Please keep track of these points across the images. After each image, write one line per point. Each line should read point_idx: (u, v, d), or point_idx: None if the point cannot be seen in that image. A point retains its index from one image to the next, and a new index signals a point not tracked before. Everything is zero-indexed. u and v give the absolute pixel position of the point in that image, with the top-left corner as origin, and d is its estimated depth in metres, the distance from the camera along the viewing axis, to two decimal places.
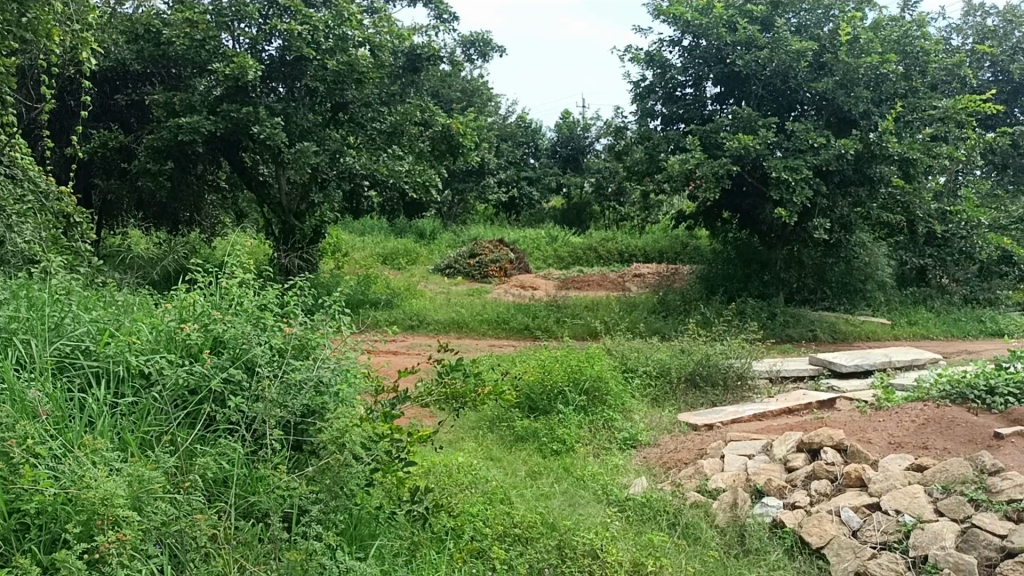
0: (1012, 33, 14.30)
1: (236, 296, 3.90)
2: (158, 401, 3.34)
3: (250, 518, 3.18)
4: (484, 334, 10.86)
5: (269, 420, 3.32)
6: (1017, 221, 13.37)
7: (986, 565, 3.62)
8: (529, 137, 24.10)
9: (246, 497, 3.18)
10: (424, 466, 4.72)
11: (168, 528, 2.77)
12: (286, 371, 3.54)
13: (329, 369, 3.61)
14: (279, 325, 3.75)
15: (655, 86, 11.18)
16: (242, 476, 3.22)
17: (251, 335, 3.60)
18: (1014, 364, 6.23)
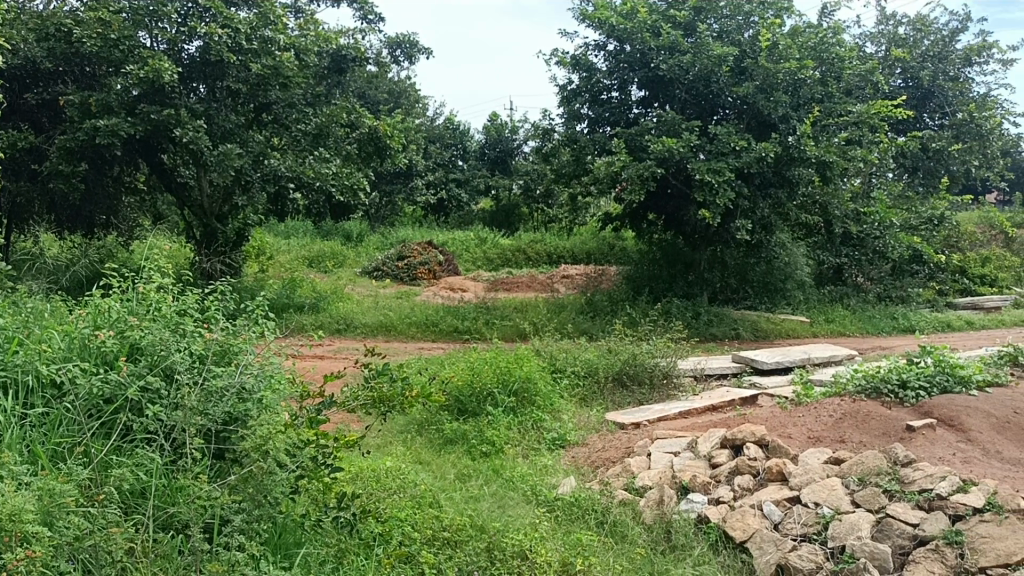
0: (921, 41, 14.88)
1: (153, 302, 3.81)
2: (71, 411, 3.27)
3: (169, 530, 3.07)
4: (413, 337, 10.83)
5: (189, 429, 3.22)
6: (926, 221, 13.98)
7: (899, 553, 3.76)
8: (457, 139, 24.08)
9: (166, 508, 3.09)
10: (351, 471, 4.69)
11: (82, 544, 2.69)
12: (208, 378, 3.43)
13: (252, 375, 3.52)
14: (199, 330, 3.65)
15: (581, 89, 11.30)
16: (161, 487, 3.13)
17: (170, 342, 3.50)
18: (923, 359, 6.52)
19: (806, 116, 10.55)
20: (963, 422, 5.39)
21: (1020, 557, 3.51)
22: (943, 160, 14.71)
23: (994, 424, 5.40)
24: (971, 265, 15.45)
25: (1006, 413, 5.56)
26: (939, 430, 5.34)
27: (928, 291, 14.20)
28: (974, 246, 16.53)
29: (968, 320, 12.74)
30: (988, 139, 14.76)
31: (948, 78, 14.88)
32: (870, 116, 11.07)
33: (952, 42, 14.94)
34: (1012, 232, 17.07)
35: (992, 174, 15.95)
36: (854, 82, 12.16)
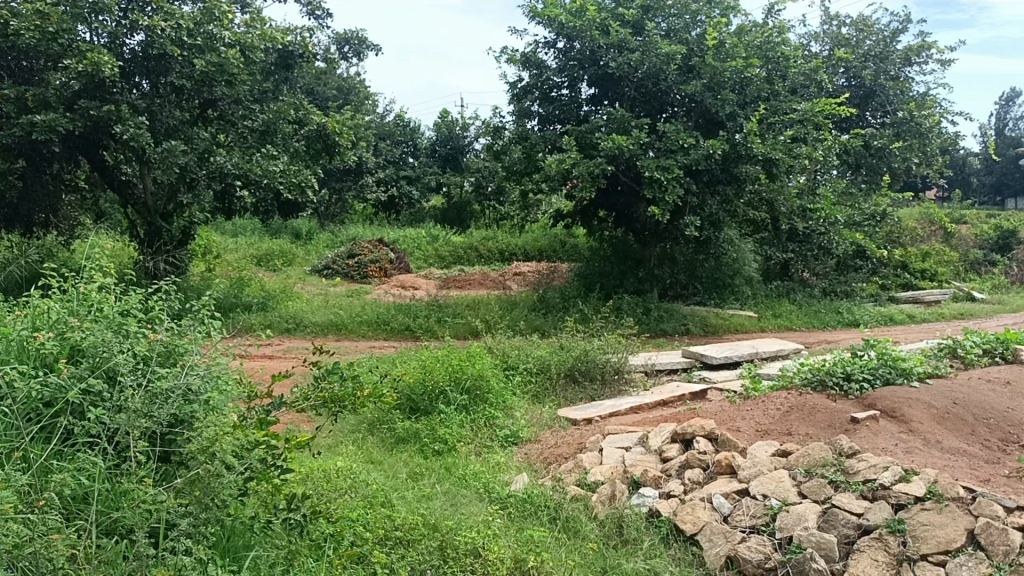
0: (864, 41, 15.16)
1: (95, 303, 3.70)
2: (8, 415, 3.14)
3: (113, 535, 3.00)
4: (364, 336, 10.74)
5: (133, 432, 3.14)
6: (868, 217, 14.75)
7: (844, 543, 3.81)
8: (408, 136, 23.92)
9: (109, 513, 3.01)
10: (302, 472, 4.63)
11: (21, 551, 2.58)
12: (152, 380, 3.35)
13: (198, 376, 3.43)
14: (142, 331, 3.55)
15: (532, 87, 11.30)
16: (104, 491, 3.06)
17: (113, 343, 3.39)
18: (867, 352, 6.66)
19: (753, 114, 10.70)
20: (905, 413, 5.51)
21: (958, 543, 3.61)
22: (886, 158, 15.00)
23: (934, 415, 5.55)
24: (913, 260, 15.80)
25: (946, 404, 5.72)
26: (882, 421, 5.46)
27: (871, 285, 14.53)
28: (916, 241, 16.93)
29: (909, 314, 13.06)
30: (928, 137, 15.10)
31: (889, 77, 15.15)
32: (814, 114, 11.27)
33: (893, 42, 15.21)
34: (951, 227, 17.51)
35: (933, 172, 16.31)
36: (800, 81, 12.37)
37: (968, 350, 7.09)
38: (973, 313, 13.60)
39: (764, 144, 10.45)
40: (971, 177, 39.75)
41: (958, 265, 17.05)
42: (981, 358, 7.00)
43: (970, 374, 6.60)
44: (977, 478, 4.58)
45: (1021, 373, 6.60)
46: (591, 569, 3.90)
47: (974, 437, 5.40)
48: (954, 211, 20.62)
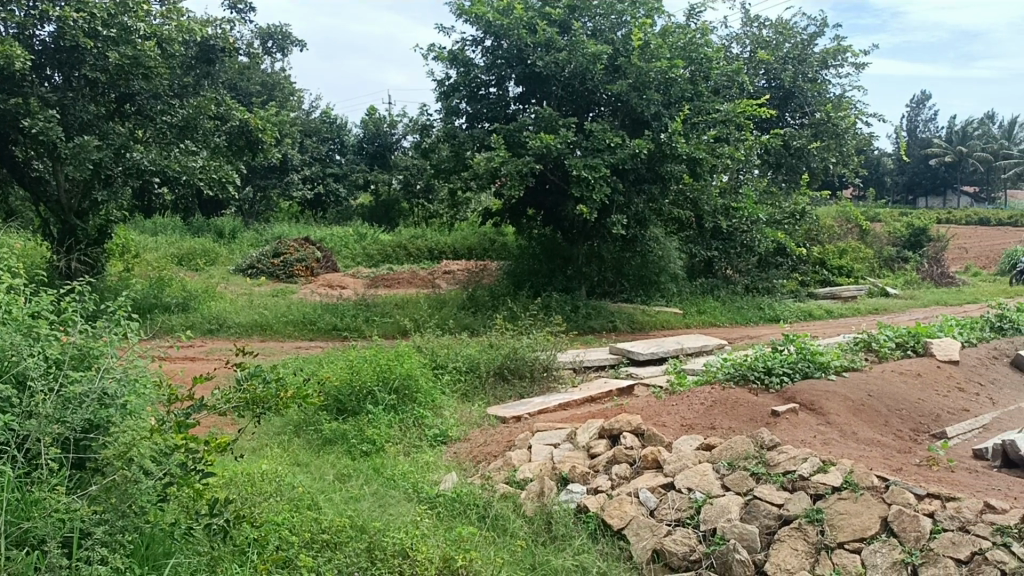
0: (783, 44, 15.49)
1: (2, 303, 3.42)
2: None
3: (24, 547, 2.80)
4: (290, 336, 10.57)
5: (45, 439, 2.98)
6: (789, 216, 15.12)
7: (766, 533, 3.90)
8: (335, 134, 23.17)
9: (19, 524, 2.80)
10: (224, 476, 4.52)
11: None
12: (64, 385, 3.18)
13: (114, 379, 3.29)
14: (54, 334, 3.37)
15: (459, 84, 11.20)
16: (13, 502, 2.84)
17: (22, 346, 3.19)
18: (787, 346, 6.85)
19: (677, 114, 10.86)
20: (823, 406, 5.69)
21: (873, 531, 3.70)
22: (804, 158, 15.46)
23: (850, 407, 5.75)
24: (830, 257, 16.23)
25: (861, 396, 5.94)
26: (801, 414, 5.61)
27: (791, 282, 14.93)
28: (834, 239, 17.40)
29: (828, 309, 13.47)
30: (844, 137, 15.58)
31: (807, 79, 15.54)
32: (736, 115, 11.50)
33: (811, 45, 15.59)
34: (866, 225, 18.09)
35: (849, 171, 16.80)
36: (723, 82, 12.60)
37: (882, 344, 7.33)
38: (888, 308, 14.08)
39: (688, 143, 10.65)
40: (885, 176, 41.10)
41: (872, 261, 17.63)
42: (894, 352, 7.24)
43: (884, 366, 6.84)
44: (890, 467, 4.74)
45: (931, 366, 6.88)
46: (520, 566, 3.91)
47: (887, 428, 5.65)
48: (869, 209, 21.28)
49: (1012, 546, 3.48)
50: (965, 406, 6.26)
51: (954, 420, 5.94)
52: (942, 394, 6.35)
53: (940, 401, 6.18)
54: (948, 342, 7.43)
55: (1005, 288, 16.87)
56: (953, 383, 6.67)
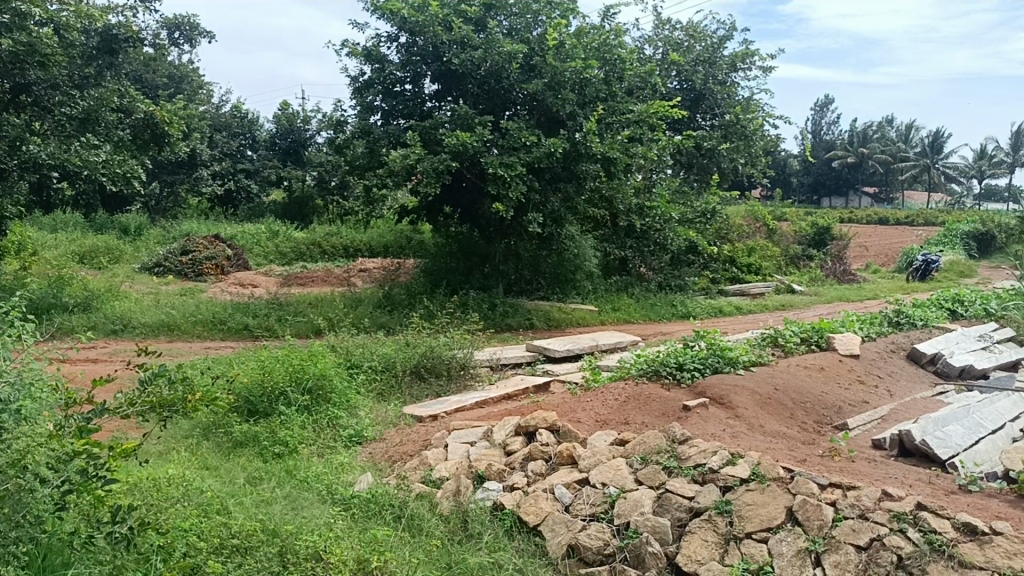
0: (694, 46, 15.83)
1: None
2: None
3: None
4: (198, 336, 10.28)
5: None
6: (700, 215, 15.46)
7: (677, 526, 3.95)
8: (245, 128, 22.65)
9: None
10: (129, 482, 4.37)
11: None
12: None
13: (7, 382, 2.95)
14: None
15: (374, 81, 11.07)
16: None
17: None
18: (697, 342, 7.03)
19: (592, 114, 10.97)
20: (732, 400, 5.83)
21: (778, 520, 3.78)
22: (714, 158, 15.85)
23: (757, 400, 5.91)
24: (740, 255, 16.64)
25: (768, 390, 6.11)
26: (711, 408, 5.74)
27: (702, 279, 15.30)
28: (744, 237, 17.86)
29: (737, 306, 13.84)
30: (752, 139, 16.02)
31: (717, 82, 15.92)
32: (649, 116, 11.70)
33: (720, 48, 15.95)
34: (773, 224, 18.63)
35: (757, 172, 17.27)
36: (636, 83, 12.80)
37: (787, 339, 7.55)
38: (793, 304, 14.57)
39: (602, 143, 10.81)
40: (792, 176, 42.39)
41: (779, 259, 18.16)
42: (799, 347, 7.48)
43: (790, 361, 7.07)
44: (795, 458, 4.89)
45: (833, 360, 7.15)
46: (436, 565, 3.89)
47: (792, 421, 5.84)
48: (776, 208, 21.92)
49: (907, 531, 3.57)
50: (865, 398, 6.51)
51: (855, 412, 6.18)
52: (843, 387, 6.59)
53: (842, 394, 6.42)
54: (849, 337, 7.71)
55: (902, 285, 17.63)
56: (854, 377, 6.94)
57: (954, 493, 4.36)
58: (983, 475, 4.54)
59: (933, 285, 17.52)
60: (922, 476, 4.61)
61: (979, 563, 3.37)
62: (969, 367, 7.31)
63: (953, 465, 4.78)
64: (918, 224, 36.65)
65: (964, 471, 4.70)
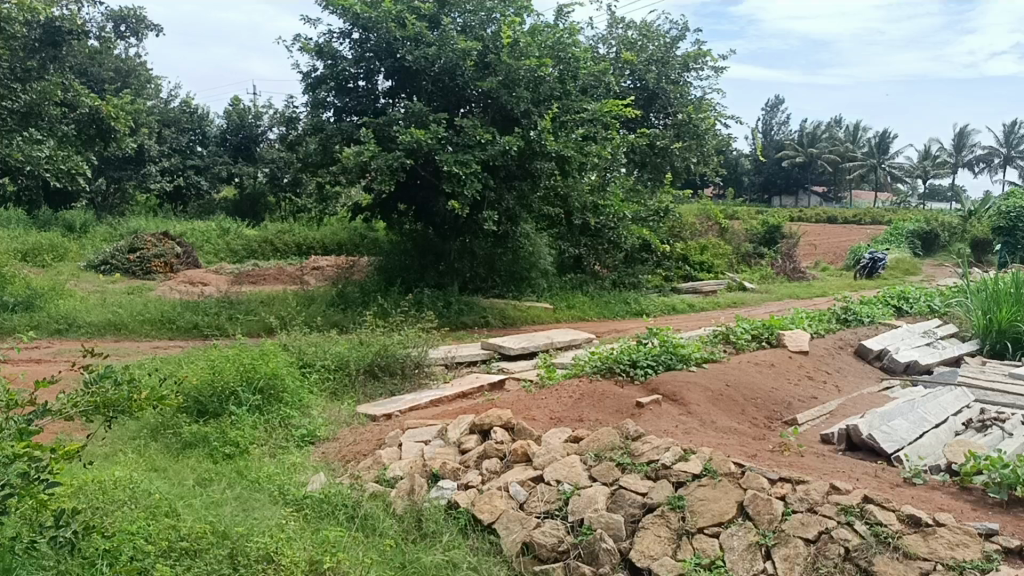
0: (647, 46, 15.92)
1: None
2: None
3: None
4: (146, 335, 10.07)
5: None
6: (653, 213, 15.58)
7: (631, 521, 3.96)
8: (195, 123, 22.11)
9: None
10: (72, 485, 4.25)
11: None
12: None
13: None
14: None
15: (327, 77, 10.95)
16: None
17: None
18: (651, 339, 7.08)
19: (546, 112, 10.97)
20: (684, 396, 5.88)
21: (730, 515, 3.80)
22: (668, 157, 16.02)
23: (710, 397, 5.98)
24: (693, 253, 16.78)
25: (719, 386, 6.17)
26: (664, 404, 5.79)
27: (655, 277, 15.42)
28: (696, 235, 18.02)
29: (690, 303, 13.98)
30: (705, 138, 16.21)
31: (669, 81, 16.01)
32: (603, 114, 11.74)
33: (673, 48, 16.07)
34: (725, 223, 18.83)
35: (709, 171, 17.43)
36: (590, 81, 12.83)
37: (739, 336, 7.64)
38: (745, 302, 14.75)
39: (556, 141, 10.82)
40: (743, 175, 42.94)
41: (731, 258, 18.35)
42: (750, 343, 7.57)
43: (741, 357, 7.15)
44: (747, 453, 4.95)
45: (783, 356, 7.26)
46: (390, 565, 3.87)
47: (743, 416, 5.91)
48: (728, 207, 22.16)
49: (855, 524, 3.57)
50: (814, 393, 6.62)
51: (804, 407, 6.27)
52: (793, 384, 6.69)
53: (791, 389, 6.52)
54: (799, 333, 7.83)
55: (850, 282, 17.98)
56: (803, 372, 7.05)
57: (900, 486, 4.43)
58: (927, 468, 4.62)
59: (879, 282, 17.88)
60: (869, 469, 4.69)
61: (923, 554, 3.37)
62: (915, 362, 7.47)
63: (898, 459, 4.87)
64: (865, 222, 37.40)
65: (910, 464, 4.79)
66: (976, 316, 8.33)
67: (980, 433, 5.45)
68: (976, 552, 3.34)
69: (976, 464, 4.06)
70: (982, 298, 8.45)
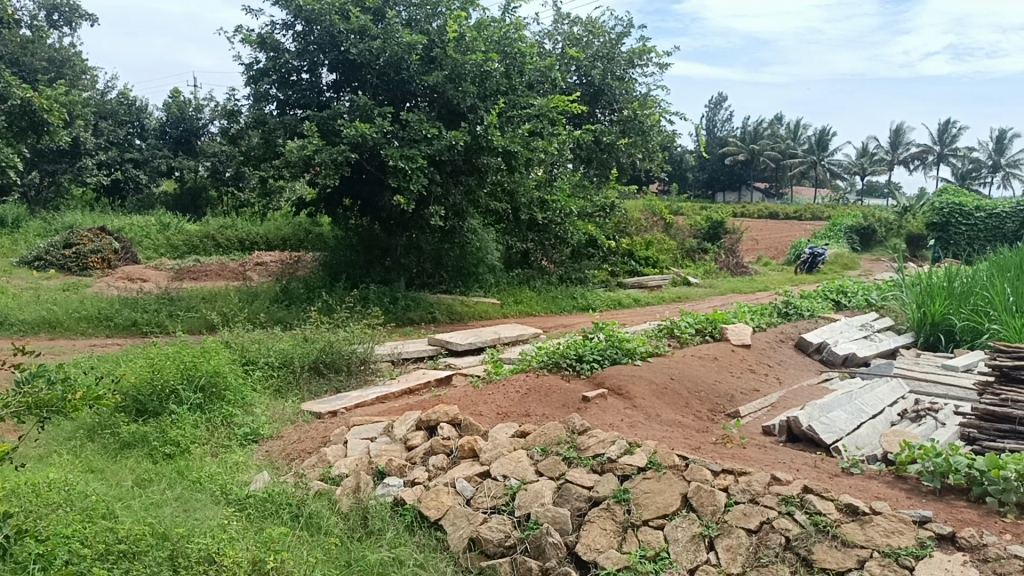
0: (593, 42, 15.98)
1: None
2: None
3: None
4: (82, 333, 9.80)
5: None
6: (599, 208, 15.67)
7: (577, 515, 3.97)
8: (133, 116, 21.55)
9: None
10: (3, 488, 4.12)
11: None
12: None
13: None
14: None
15: (269, 69, 10.76)
16: None
17: None
18: (597, 334, 7.13)
19: (493, 107, 10.94)
20: (629, 390, 5.93)
21: (674, 507, 3.83)
22: (613, 152, 16.24)
23: (654, 390, 6.03)
24: (638, 248, 16.95)
25: (664, 380, 6.23)
26: (609, 398, 5.82)
27: (601, 272, 15.53)
28: (641, 231, 18.17)
29: (635, 298, 14.11)
30: (649, 135, 16.46)
31: (615, 77, 16.08)
32: (549, 110, 11.74)
33: (618, 44, 16.15)
34: (670, 218, 19.00)
35: (654, 167, 17.61)
36: (536, 76, 12.82)
37: (683, 330, 7.71)
38: (689, 296, 14.94)
39: (502, 136, 10.78)
40: (687, 171, 43.48)
41: (676, 253, 18.54)
42: (694, 337, 7.65)
43: (685, 351, 7.23)
44: (690, 446, 5.00)
45: (726, 350, 7.36)
46: (335, 564, 3.83)
47: (687, 410, 5.98)
48: (672, 202, 22.39)
49: (795, 513, 3.62)
50: (755, 386, 6.73)
51: (746, 400, 6.37)
52: (735, 376, 6.79)
53: (734, 382, 6.61)
54: (741, 328, 7.94)
55: (790, 277, 18.32)
56: (745, 366, 7.16)
57: (839, 476, 4.51)
58: (864, 458, 4.73)
59: (818, 277, 18.28)
60: (808, 460, 4.77)
61: (860, 542, 3.43)
62: (853, 355, 7.63)
63: (837, 449, 4.97)
64: (805, 218, 38.23)
65: (848, 454, 4.89)
66: (911, 309, 8.55)
67: (915, 424, 5.59)
68: (911, 539, 3.39)
69: (911, 453, 4.16)
70: (916, 292, 8.67)
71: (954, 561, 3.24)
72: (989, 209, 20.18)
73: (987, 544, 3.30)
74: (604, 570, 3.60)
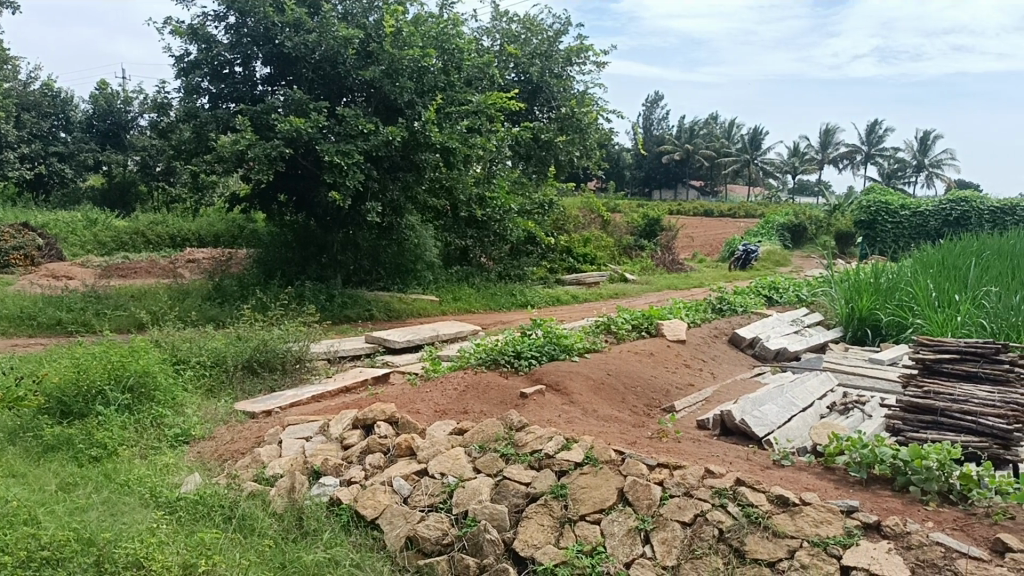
0: (531, 39, 16.00)
1: None
2: None
3: None
4: (3, 333, 9.42)
5: None
6: (537, 205, 15.68)
7: (514, 512, 3.93)
8: (58, 108, 20.81)
9: None
10: None
11: None
12: None
13: None
14: None
15: (200, 62, 10.48)
16: None
17: None
18: (535, 330, 7.13)
19: (431, 102, 10.83)
20: (566, 386, 5.93)
21: (610, 501, 3.82)
22: (552, 150, 16.27)
23: (592, 386, 6.05)
24: (576, 245, 17.03)
25: (600, 376, 6.26)
26: (547, 395, 5.81)
27: (540, 269, 15.57)
28: (580, 228, 18.25)
29: (573, 295, 14.17)
30: (587, 132, 16.52)
31: (553, 75, 16.12)
32: (488, 107, 11.69)
33: (556, 42, 16.19)
34: (608, 216, 19.11)
35: (591, 164, 17.71)
36: (474, 73, 12.76)
37: (620, 326, 7.76)
38: (626, 293, 15.07)
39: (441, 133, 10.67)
40: (624, 169, 43.90)
41: (613, 250, 18.68)
42: (630, 333, 7.70)
43: (621, 347, 7.27)
44: (626, 441, 5.03)
45: (662, 346, 7.43)
46: (268, 566, 3.73)
47: (624, 405, 6.01)
48: (610, 199, 22.55)
49: (728, 506, 3.65)
50: (690, 381, 6.80)
51: (682, 395, 6.43)
52: (670, 372, 6.85)
53: (670, 377, 6.67)
54: (677, 323, 8.02)
55: (725, 273, 18.65)
56: (681, 361, 7.23)
57: (770, 468, 4.58)
58: (795, 450, 4.80)
59: (752, 274, 18.61)
60: (741, 453, 4.84)
61: (790, 532, 3.48)
62: (785, 350, 7.77)
63: (768, 442, 5.05)
64: (739, 216, 38.94)
65: (779, 447, 4.97)
66: (840, 305, 8.73)
67: (843, 416, 5.72)
68: (838, 528, 3.45)
69: (839, 445, 4.18)
70: (845, 288, 8.87)
71: (879, 548, 3.30)
72: (913, 207, 20.81)
73: (910, 532, 3.38)
74: (541, 566, 3.58)
